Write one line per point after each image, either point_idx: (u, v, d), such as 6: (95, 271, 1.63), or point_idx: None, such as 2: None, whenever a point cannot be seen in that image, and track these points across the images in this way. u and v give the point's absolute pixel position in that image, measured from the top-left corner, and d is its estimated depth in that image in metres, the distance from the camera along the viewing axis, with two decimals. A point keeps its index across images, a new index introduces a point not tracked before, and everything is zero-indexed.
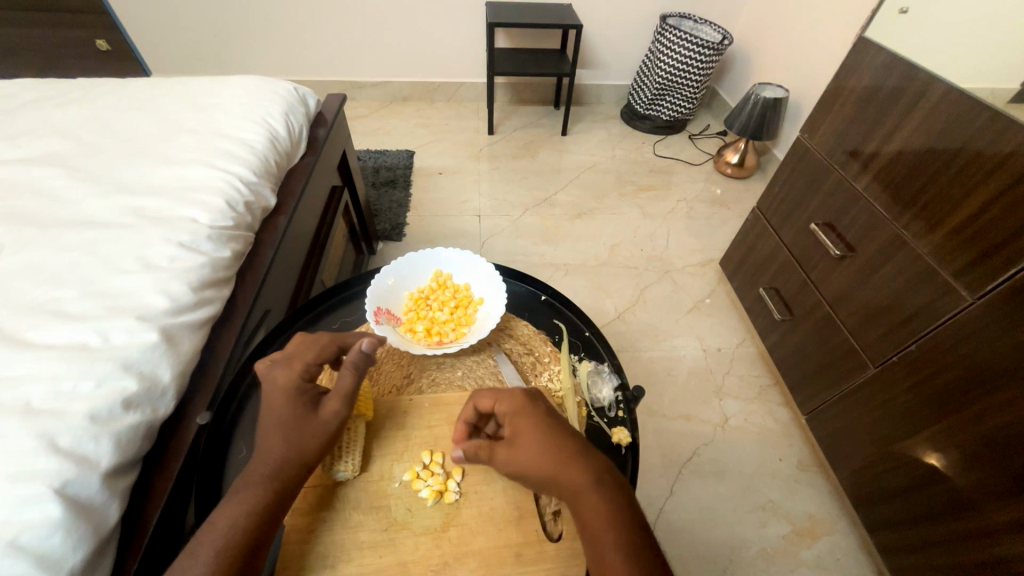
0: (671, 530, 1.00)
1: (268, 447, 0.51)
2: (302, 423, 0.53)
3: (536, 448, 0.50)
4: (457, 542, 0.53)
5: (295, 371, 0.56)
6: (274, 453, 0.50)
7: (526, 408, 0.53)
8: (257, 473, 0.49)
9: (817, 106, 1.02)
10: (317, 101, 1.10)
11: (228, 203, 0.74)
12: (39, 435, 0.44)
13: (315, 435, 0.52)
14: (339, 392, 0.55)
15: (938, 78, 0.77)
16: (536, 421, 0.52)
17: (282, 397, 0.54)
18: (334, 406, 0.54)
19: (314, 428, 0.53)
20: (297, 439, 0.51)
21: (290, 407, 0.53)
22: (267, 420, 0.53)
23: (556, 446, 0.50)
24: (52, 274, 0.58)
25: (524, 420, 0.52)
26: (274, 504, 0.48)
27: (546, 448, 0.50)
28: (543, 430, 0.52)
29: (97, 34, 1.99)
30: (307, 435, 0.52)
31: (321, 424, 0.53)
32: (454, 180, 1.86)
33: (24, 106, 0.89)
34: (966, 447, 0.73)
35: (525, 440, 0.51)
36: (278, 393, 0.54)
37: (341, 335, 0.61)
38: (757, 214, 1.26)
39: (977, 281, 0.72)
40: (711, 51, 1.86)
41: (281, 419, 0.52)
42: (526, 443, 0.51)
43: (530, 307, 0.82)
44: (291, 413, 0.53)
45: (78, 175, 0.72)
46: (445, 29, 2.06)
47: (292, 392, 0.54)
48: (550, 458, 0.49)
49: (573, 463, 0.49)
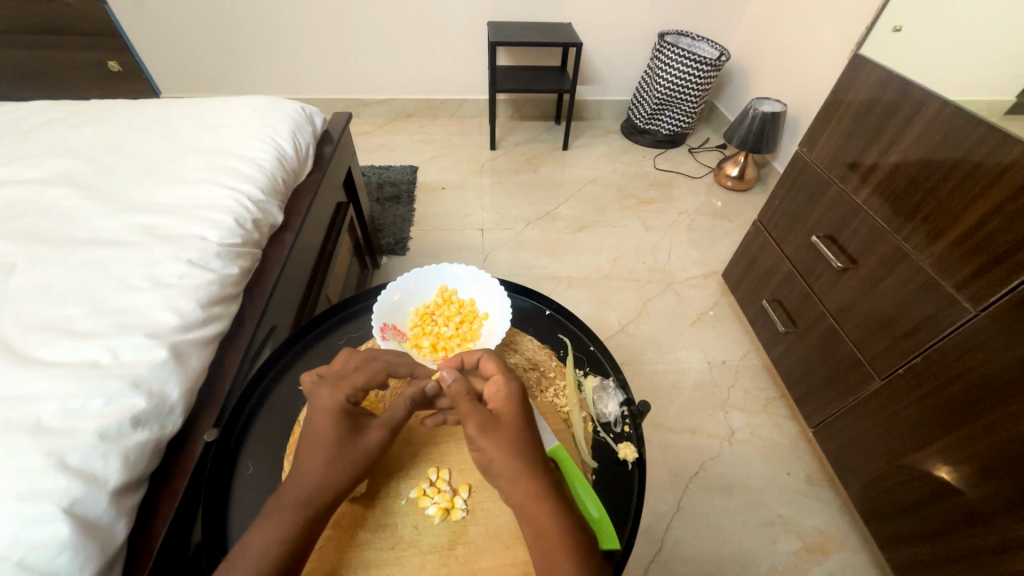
0: (679, 546, 0.99)
1: (308, 469, 0.50)
2: (343, 447, 0.52)
3: (515, 429, 0.53)
4: (464, 561, 0.53)
5: (344, 393, 0.56)
6: (311, 475, 0.50)
7: (521, 392, 0.57)
8: (289, 496, 0.48)
9: (815, 121, 1.03)
10: (324, 120, 1.12)
11: (237, 220, 0.75)
12: (48, 453, 0.44)
13: (353, 460, 0.52)
14: (389, 419, 0.56)
15: (932, 93, 0.79)
16: (524, 407, 0.56)
17: (327, 419, 0.53)
18: (378, 434, 0.55)
19: (352, 452, 0.52)
20: (337, 463, 0.51)
21: (335, 431, 0.53)
22: (308, 443, 0.52)
23: (530, 437, 0.53)
24: (65, 291, 0.59)
25: (512, 402, 0.55)
26: (306, 530, 0.47)
27: (522, 435, 0.53)
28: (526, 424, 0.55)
29: (109, 56, 2.05)
30: (344, 459, 0.51)
31: (362, 450, 0.53)
32: (457, 195, 1.88)
33: (38, 128, 0.91)
34: (978, 460, 0.72)
35: (507, 418, 0.54)
36: (323, 415, 0.53)
37: (393, 364, 0.61)
38: (758, 227, 1.27)
39: (980, 293, 0.72)
40: (708, 67, 1.90)
41: (324, 443, 0.52)
42: (507, 422, 0.54)
43: (534, 321, 0.82)
44: (335, 438, 0.52)
45: (89, 194, 0.73)
46: (448, 48, 2.11)
47: (336, 415, 0.54)
48: (525, 443, 0.52)
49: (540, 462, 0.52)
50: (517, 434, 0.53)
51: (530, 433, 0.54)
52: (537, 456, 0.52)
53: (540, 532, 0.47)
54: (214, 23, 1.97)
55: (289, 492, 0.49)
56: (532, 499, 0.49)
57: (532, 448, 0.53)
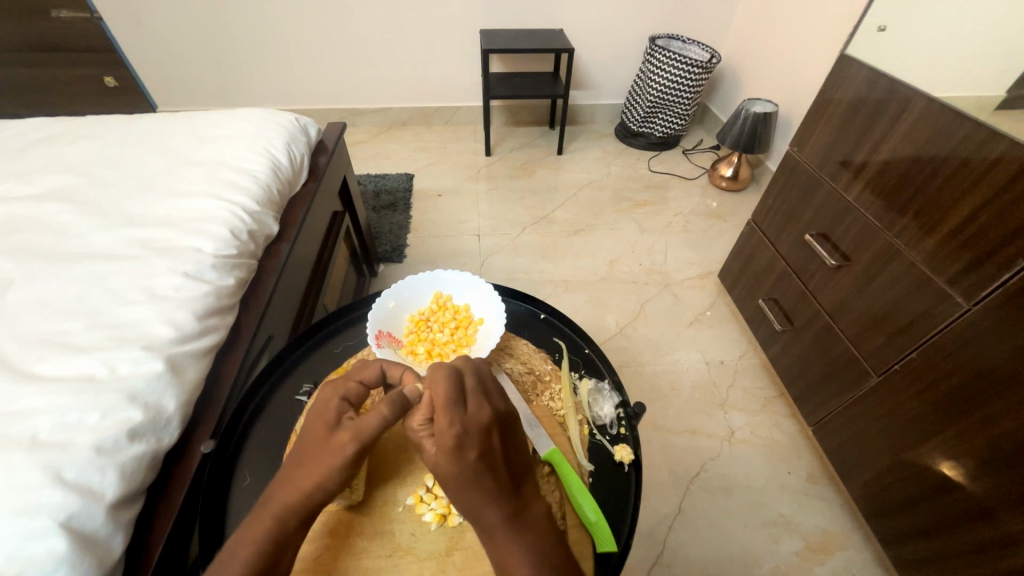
0: (681, 548, 0.99)
1: (288, 471, 0.52)
2: (317, 447, 0.52)
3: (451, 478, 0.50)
4: (461, 566, 0.52)
5: (335, 392, 0.57)
6: (290, 477, 0.51)
7: (451, 442, 0.50)
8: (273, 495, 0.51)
9: (805, 121, 1.05)
10: (318, 130, 1.13)
11: (231, 232, 0.76)
12: (45, 468, 0.45)
13: (324, 460, 0.51)
14: (360, 423, 0.53)
15: (919, 91, 0.80)
16: (458, 454, 0.50)
17: (316, 413, 0.55)
18: (348, 437, 0.52)
19: (324, 451, 0.51)
20: (310, 464, 0.51)
21: (317, 428, 0.54)
22: (300, 446, 0.53)
23: (473, 485, 0.50)
24: (61, 306, 0.59)
25: (445, 447, 0.51)
26: (281, 536, 0.48)
27: (464, 483, 0.50)
28: (464, 474, 0.50)
29: (105, 71, 2.06)
30: (317, 459, 0.51)
31: (331, 451, 0.51)
32: (453, 202, 1.89)
33: (35, 144, 0.92)
34: (976, 454, 0.72)
35: (443, 469, 0.51)
36: (317, 409, 0.56)
37: (389, 363, 0.61)
38: (752, 226, 1.28)
39: (973, 288, 0.73)
40: (699, 69, 1.91)
41: (308, 437, 0.54)
42: (443, 469, 0.51)
43: (529, 325, 0.82)
44: (314, 437, 0.53)
45: (86, 210, 0.74)
46: (442, 56, 2.13)
47: (323, 410, 0.55)
48: (468, 492, 0.50)
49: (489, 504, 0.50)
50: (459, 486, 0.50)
51: (472, 476, 0.50)
52: (483, 501, 0.50)
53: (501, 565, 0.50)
54: (210, 37, 1.99)
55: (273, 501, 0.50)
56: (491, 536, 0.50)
57: (480, 494, 0.50)
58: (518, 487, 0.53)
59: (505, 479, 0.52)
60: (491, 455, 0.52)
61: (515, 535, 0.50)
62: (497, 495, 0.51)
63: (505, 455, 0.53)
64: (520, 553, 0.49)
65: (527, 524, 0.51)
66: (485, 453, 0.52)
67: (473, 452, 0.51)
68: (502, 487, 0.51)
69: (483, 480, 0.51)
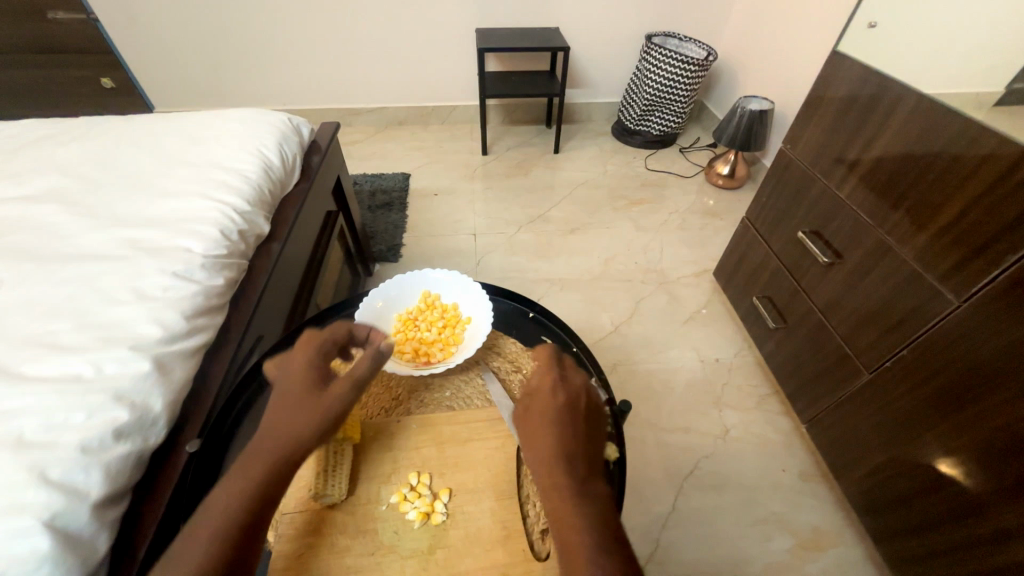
0: (673, 546, 0.99)
1: (279, 422, 0.54)
2: (312, 399, 0.56)
3: (542, 421, 0.55)
4: (443, 565, 0.52)
5: (313, 354, 0.61)
6: (279, 430, 0.53)
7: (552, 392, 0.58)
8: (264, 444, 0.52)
9: (797, 117, 1.04)
10: (311, 130, 1.13)
11: (222, 232, 0.76)
12: (30, 467, 0.45)
13: (320, 411, 0.55)
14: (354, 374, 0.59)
15: (909, 88, 0.80)
16: (552, 396, 0.57)
17: (300, 371, 0.59)
18: (345, 385, 0.58)
19: (320, 402, 0.56)
20: (307, 415, 0.54)
21: (302, 386, 0.57)
22: (285, 400, 0.56)
23: (558, 429, 0.54)
24: (49, 307, 0.59)
25: (545, 395, 0.58)
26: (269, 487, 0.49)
27: (554, 432, 0.54)
28: (555, 418, 0.55)
29: (102, 72, 2.06)
30: (313, 411, 0.55)
31: (329, 402, 0.56)
32: (449, 201, 1.89)
33: (28, 145, 0.92)
34: (968, 450, 0.72)
35: (539, 409, 0.57)
36: (299, 368, 0.59)
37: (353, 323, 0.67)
38: (746, 224, 1.28)
39: (962, 283, 0.73)
40: (696, 67, 1.91)
41: (293, 392, 0.56)
42: (538, 412, 0.56)
43: (517, 324, 0.81)
44: (302, 392, 0.56)
45: (77, 211, 0.74)
46: (438, 55, 2.13)
47: (306, 369, 0.59)
48: (550, 437, 0.53)
49: (563, 456, 0.52)
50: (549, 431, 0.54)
51: (560, 427, 0.54)
52: (561, 448, 0.52)
53: (558, 526, 0.46)
54: (206, 37, 1.99)
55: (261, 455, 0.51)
56: (553, 490, 0.49)
57: (561, 443, 0.53)
58: (588, 453, 0.53)
59: (584, 438, 0.55)
60: (579, 411, 0.57)
61: (580, 493, 0.48)
62: (575, 449, 0.53)
63: (587, 420, 0.57)
64: (580, 513, 0.47)
65: (589, 489, 0.49)
66: (573, 404, 0.57)
67: (563, 398, 0.57)
68: (580, 444, 0.53)
69: (567, 430, 0.54)
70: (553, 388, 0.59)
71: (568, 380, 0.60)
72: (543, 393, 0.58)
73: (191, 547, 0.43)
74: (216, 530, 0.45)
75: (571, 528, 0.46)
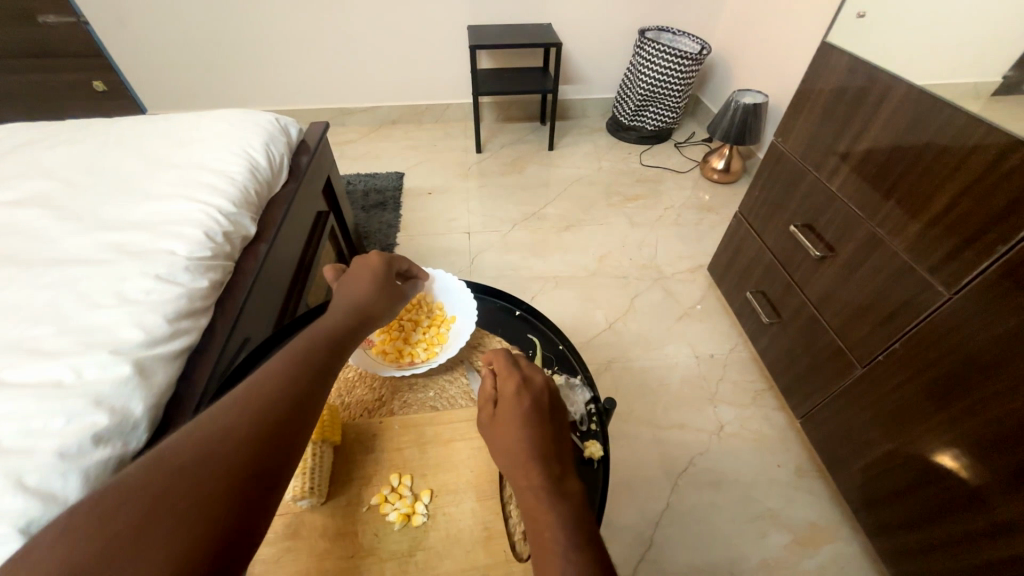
0: (669, 543, 0.98)
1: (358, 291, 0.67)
2: (386, 282, 0.70)
3: (510, 423, 0.55)
4: (423, 567, 0.52)
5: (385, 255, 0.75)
6: (358, 297, 0.66)
7: (517, 394, 0.57)
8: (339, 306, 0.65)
9: (788, 110, 1.03)
10: (299, 130, 1.12)
11: (207, 234, 0.75)
12: (6, 474, 0.44)
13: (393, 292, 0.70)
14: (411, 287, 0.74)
15: (898, 79, 0.79)
16: (516, 399, 0.57)
17: (370, 273, 0.70)
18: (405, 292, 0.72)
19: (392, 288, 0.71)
20: (381, 295, 0.68)
21: (378, 270, 0.71)
22: (361, 286, 0.68)
23: (526, 432, 0.53)
24: (29, 312, 0.59)
25: (510, 399, 0.57)
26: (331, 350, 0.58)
27: (521, 434, 0.53)
28: (523, 421, 0.55)
29: (94, 76, 2.06)
30: (388, 290, 0.70)
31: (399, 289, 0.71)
32: (443, 200, 1.88)
33: (13, 149, 0.91)
34: (961, 444, 0.71)
35: (506, 413, 0.56)
36: (369, 271, 0.70)
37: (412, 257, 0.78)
38: (739, 218, 1.27)
39: (953, 276, 0.72)
40: (689, 61, 1.90)
41: (365, 285, 0.68)
42: (504, 417, 0.55)
43: (503, 323, 0.81)
44: (377, 274, 0.70)
45: (60, 215, 0.74)
46: (431, 53, 2.12)
47: (377, 271, 0.70)
48: (521, 441, 0.53)
49: (537, 459, 0.51)
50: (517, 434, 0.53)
51: (527, 430, 0.54)
52: (532, 451, 0.52)
53: (535, 528, 0.46)
54: (197, 39, 1.98)
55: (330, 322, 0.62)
56: (529, 493, 0.49)
57: (530, 446, 0.52)
58: (557, 451, 0.53)
59: (553, 437, 0.54)
60: (544, 410, 0.56)
61: (555, 494, 0.48)
62: (545, 449, 0.53)
63: (553, 417, 0.57)
64: (556, 513, 0.46)
65: (565, 489, 0.49)
66: (538, 405, 0.57)
67: (529, 400, 0.56)
68: (548, 444, 0.53)
69: (535, 433, 0.54)
70: (517, 389, 0.58)
71: (530, 379, 0.59)
72: (508, 396, 0.57)
73: (219, 440, 0.43)
74: (227, 440, 0.44)
75: (545, 530, 0.45)
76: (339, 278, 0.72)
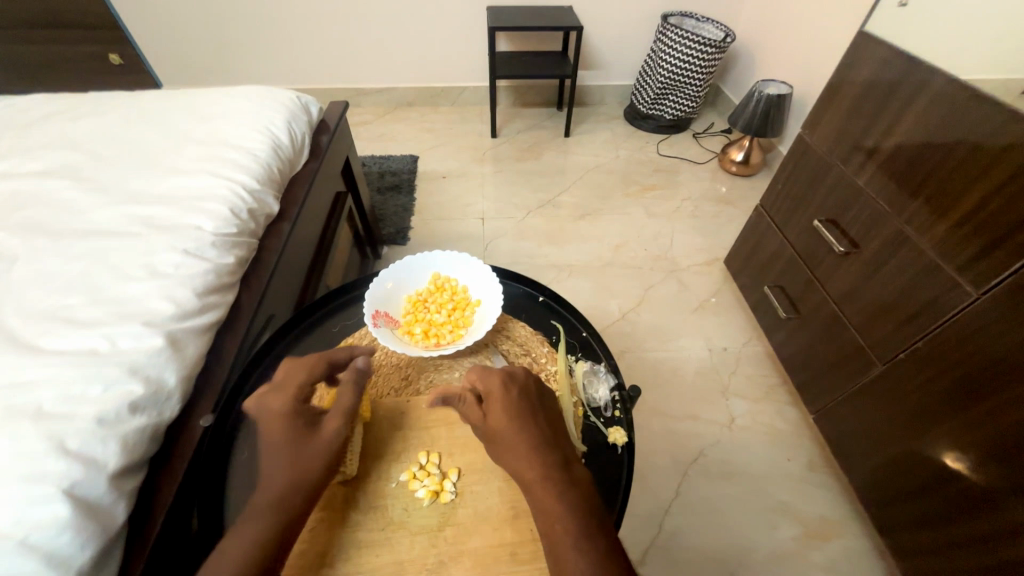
0: (679, 530, 1.00)
1: (270, 472, 0.51)
2: (302, 445, 0.53)
3: (504, 421, 0.54)
4: (453, 541, 0.53)
5: (290, 394, 0.57)
6: (277, 482, 0.50)
7: (505, 394, 0.56)
8: (255, 505, 0.49)
9: (816, 102, 1.01)
10: (320, 109, 1.12)
11: (232, 210, 0.76)
12: (48, 437, 0.46)
13: (317, 455, 0.53)
14: (341, 406, 0.57)
15: (935, 73, 0.76)
16: (506, 395, 0.56)
17: (277, 422, 0.54)
18: (336, 420, 0.56)
19: (316, 445, 0.54)
20: (304, 464, 0.52)
21: (287, 430, 0.54)
22: (275, 447, 0.52)
23: (523, 424, 0.53)
24: (63, 282, 0.60)
25: (497, 400, 0.55)
26: (267, 560, 0.45)
27: (518, 429, 0.53)
28: (519, 417, 0.54)
29: (109, 49, 2.05)
30: (311, 455, 0.53)
31: (323, 444, 0.54)
32: (458, 184, 1.87)
33: (36, 121, 0.91)
34: (979, 445, 0.72)
35: (497, 411, 0.54)
36: (276, 418, 0.55)
37: (328, 353, 0.63)
38: (760, 212, 1.25)
39: (982, 275, 0.71)
40: (713, 49, 1.85)
41: (281, 441, 0.53)
42: (496, 417, 0.54)
43: (527, 308, 0.81)
44: (286, 436, 0.53)
45: (88, 187, 0.74)
46: (448, 34, 2.09)
47: (286, 416, 0.55)
48: (517, 436, 0.52)
49: (538, 449, 0.51)
50: (516, 430, 0.53)
51: (523, 421, 0.54)
52: (533, 445, 0.52)
53: (546, 519, 0.47)
54: (213, 13, 1.96)
55: (247, 531, 0.47)
56: (536, 484, 0.49)
57: (531, 438, 0.52)
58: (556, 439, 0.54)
59: (549, 426, 0.55)
60: (534, 401, 0.57)
61: (563, 483, 0.49)
62: (545, 443, 0.52)
63: (543, 407, 0.57)
64: (565, 502, 0.47)
65: (573, 476, 0.51)
66: (528, 398, 0.57)
67: (518, 396, 0.56)
68: (547, 432, 0.54)
69: (531, 424, 0.53)
70: (506, 383, 0.57)
71: (513, 375, 0.59)
72: (498, 393, 0.56)
73: None
74: None
75: (555, 519, 0.46)
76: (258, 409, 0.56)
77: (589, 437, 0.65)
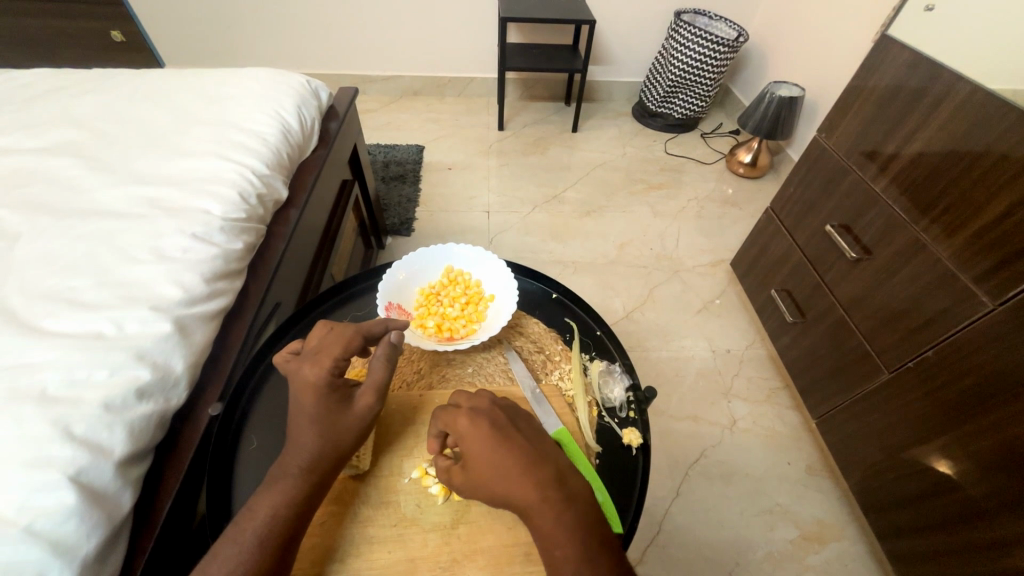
0: (678, 529, 1.00)
1: (302, 440, 0.52)
2: (335, 417, 0.54)
3: (484, 462, 0.49)
4: (466, 540, 0.53)
5: (325, 367, 0.55)
6: (311, 448, 0.52)
7: (478, 431, 0.51)
8: (286, 469, 0.51)
9: (835, 105, 1.00)
10: (330, 95, 1.10)
11: (240, 194, 0.74)
12: (54, 422, 0.44)
13: (351, 427, 0.54)
14: (373, 383, 0.57)
15: (961, 80, 0.76)
16: (476, 432, 0.51)
17: (311, 395, 0.54)
18: (370, 397, 0.56)
19: (352, 417, 0.55)
20: (341, 434, 0.53)
21: (319, 404, 0.54)
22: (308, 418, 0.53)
23: (505, 456, 0.49)
24: (68, 262, 0.58)
25: (471, 439, 0.51)
26: (296, 520, 0.49)
27: (498, 465, 0.49)
28: (497, 451, 0.49)
29: (112, 25, 2.00)
30: (344, 428, 0.54)
31: (355, 416, 0.55)
32: (464, 176, 1.85)
33: (40, 96, 0.89)
34: (982, 457, 0.72)
35: (473, 452, 0.50)
36: (310, 391, 0.54)
37: (364, 326, 0.60)
38: (770, 214, 1.25)
39: (998, 287, 0.71)
40: (725, 48, 1.84)
41: (315, 414, 0.53)
42: (475, 461, 0.50)
43: (541, 305, 0.80)
44: (318, 410, 0.53)
45: (94, 165, 0.72)
46: (457, 23, 2.06)
47: (320, 391, 0.54)
48: (499, 475, 0.49)
49: (524, 478, 0.48)
50: (501, 464, 0.49)
51: (502, 452, 0.49)
52: (520, 475, 0.48)
53: (547, 542, 0.46)
54: None
55: (279, 490, 0.49)
56: (532, 516, 0.47)
57: (517, 467, 0.49)
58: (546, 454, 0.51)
59: (531, 448, 0.51)
60: (506, 425, 0.52)
61: (561, 502, 0.47)
62: (533, 462, 0.49)
63: (518, 426, 0.53)
64: (563, 528, 0.46)
65: (573, 487, 0.49)
66: (499, 425, 0.52)
67: (489, 427, 0.51)
68: (532, 453, 0.50)
69: (509, 457, 0.49)
70: (473, 417, 0.52)
71: (477, 408, 0.53)
72: (468, 431, 0.51)
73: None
74: (245, 553, 0.45)
75: (553, 546, 0.46)
76: (288, 369, 0.57)
77: (603, 437, 0.65)
